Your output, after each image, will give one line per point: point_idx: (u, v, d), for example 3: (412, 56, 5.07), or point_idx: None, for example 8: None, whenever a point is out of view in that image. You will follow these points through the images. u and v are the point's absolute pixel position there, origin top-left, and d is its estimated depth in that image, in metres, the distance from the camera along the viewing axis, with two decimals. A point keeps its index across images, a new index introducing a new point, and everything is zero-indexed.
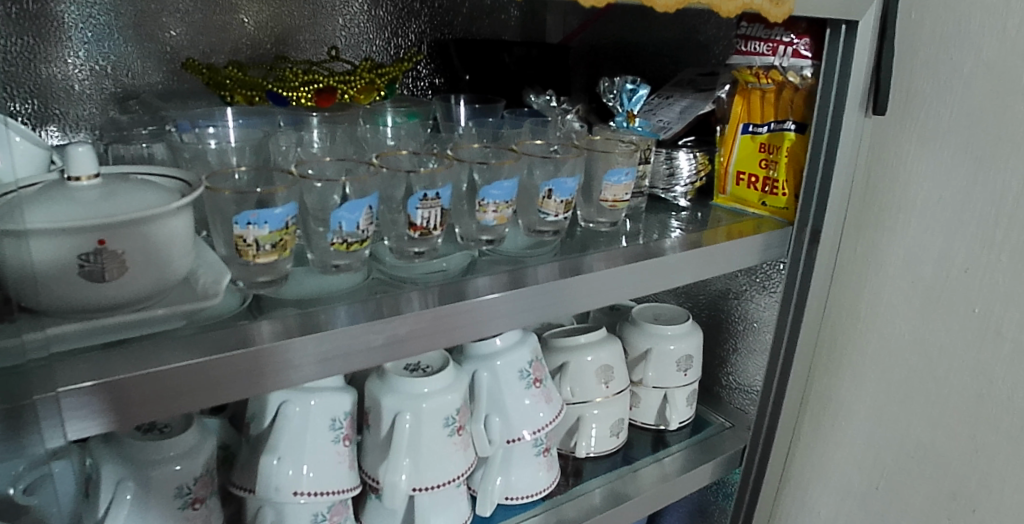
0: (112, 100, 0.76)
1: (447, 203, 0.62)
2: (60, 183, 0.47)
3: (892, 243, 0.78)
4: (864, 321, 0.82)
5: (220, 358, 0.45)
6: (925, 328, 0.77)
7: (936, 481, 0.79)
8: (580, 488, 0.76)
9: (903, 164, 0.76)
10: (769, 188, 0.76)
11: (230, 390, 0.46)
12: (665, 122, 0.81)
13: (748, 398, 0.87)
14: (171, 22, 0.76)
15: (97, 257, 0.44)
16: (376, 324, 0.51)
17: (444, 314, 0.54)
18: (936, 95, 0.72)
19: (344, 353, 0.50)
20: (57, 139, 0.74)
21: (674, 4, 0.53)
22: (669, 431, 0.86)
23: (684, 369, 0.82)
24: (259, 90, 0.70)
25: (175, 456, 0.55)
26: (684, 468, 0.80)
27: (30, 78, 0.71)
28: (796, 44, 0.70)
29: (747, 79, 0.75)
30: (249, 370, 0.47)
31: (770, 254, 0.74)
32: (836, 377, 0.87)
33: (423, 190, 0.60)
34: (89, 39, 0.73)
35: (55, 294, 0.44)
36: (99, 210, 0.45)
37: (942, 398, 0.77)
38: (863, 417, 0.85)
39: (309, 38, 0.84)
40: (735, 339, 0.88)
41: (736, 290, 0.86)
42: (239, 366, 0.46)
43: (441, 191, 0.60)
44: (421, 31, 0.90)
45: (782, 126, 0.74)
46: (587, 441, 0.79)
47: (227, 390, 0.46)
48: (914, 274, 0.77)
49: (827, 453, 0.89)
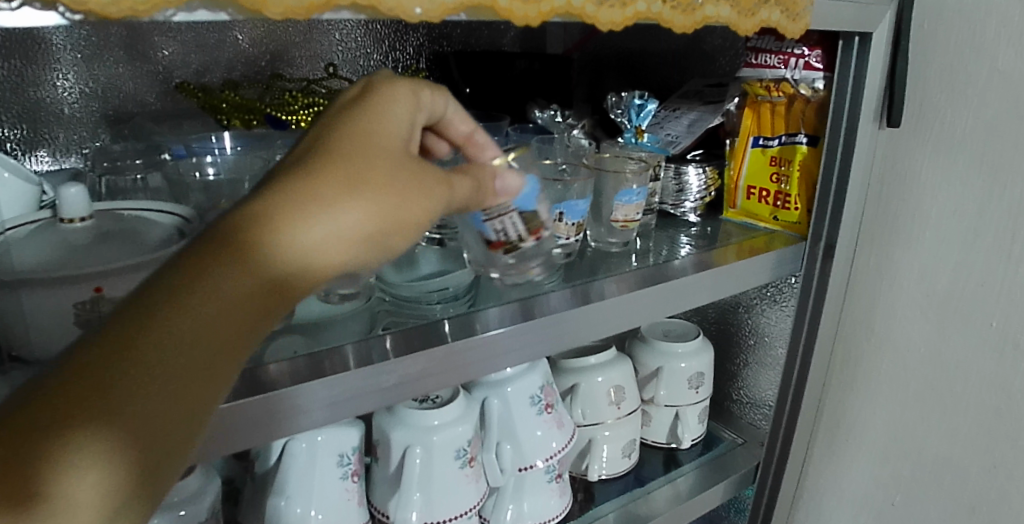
0: (103, 123, 0.73)
1: (523, 203, 0.52)
2: (52, 225, 0.45)
3: (907, 254, 0.77)
4: (878, 334, 0.81)
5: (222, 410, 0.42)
6: (942, 340, 0.76)
7: (954, 495, 0.78)
8: (593, 513, 0.74)
9: (915, 175, 0.74)
10: (780, 202, 0.75)
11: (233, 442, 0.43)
12: (673, 136, 0.79)
13: (760, 413, 0.86)
14: (164, 41, 0.74)
15: (95, 306, 0.42)
16: (388, 364, 0.48)
17: (457, 350, 0.51)
18: (951, 105, 0.70)
19: (354, 398, 0.47)
20: (47, 164, 0.71)
21: (691, 24, 0.51)
22: (681, 449, 0.85)
23: (696, 386, 0.81)
24: (257, 113, 0.68)
25: (179, 502, 0.53)
26: (697, 488, 0.78)
27: (18, 102, 0.68)
28: (808, 56, 0.69)
29: (757, 92, 0.73)
30: (254, 423, 0.43)
31: (783, 270, 0.73)
32: (850, 390, 0.86)
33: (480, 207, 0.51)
34: (78, 61, 0.70)
35: (48, 346, 0.42)
36: (95, 255, 0.43)
37: (960, 412, 0.75)
38: (877, 428, 0.84)
39: (304, 54, 0.81)
40: (746, 353, 0.86)
41: (746, 304, 0.84)
42: (242, 418, 0.42)
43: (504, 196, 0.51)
44: (419, 44, 0.88)
45: (794, 139, 0.73)
46: (600, 463, 0.78)
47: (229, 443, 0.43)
48: (930, 286, 0.75)
49: (842, 465, 0.88)
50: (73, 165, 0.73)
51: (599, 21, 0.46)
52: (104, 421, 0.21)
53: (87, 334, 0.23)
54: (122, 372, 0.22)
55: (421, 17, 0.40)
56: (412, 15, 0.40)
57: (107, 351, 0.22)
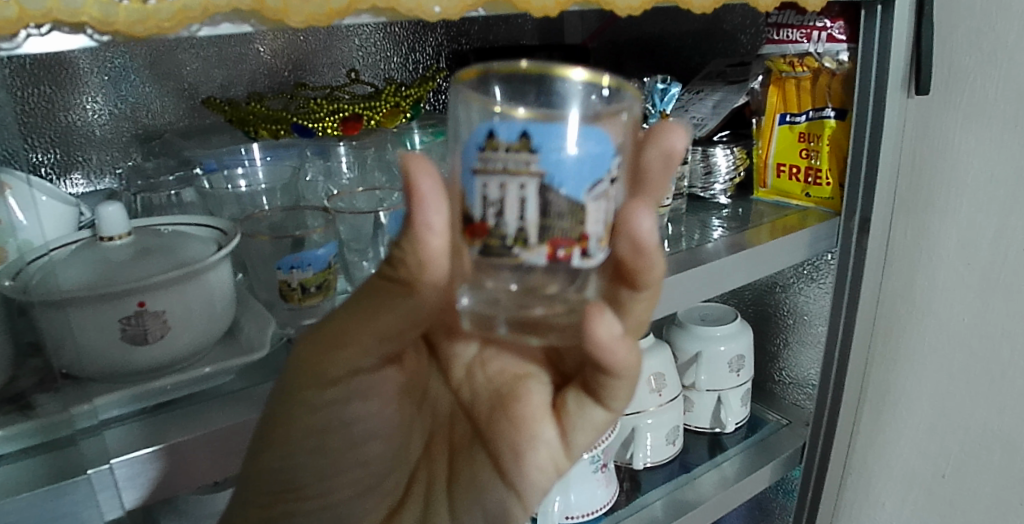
0: (134, 142, 0.75)
1: (545, 159, 0.29)
2: (94, 243, 0.46)
3: (944, 224, 0.75)
4: (918, 307, 0.80)
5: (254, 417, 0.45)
6: (985, 311, 0.74)
7: (1006, 464, 0.77)
8: (639, 501, 0.76)
9: (947, 144, 0.73)
10: (812, 178, 0.74)
11: None
12: (699, 119, 0.80)
13: (804, 393, 0.86)
14: (188, 58, 0.75)
15: (138, 320, 0.43)
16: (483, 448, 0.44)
17: (501, 412, 0.43)
18: (981, 69, 0.69)
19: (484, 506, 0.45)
20: (82, 187, 0.73)
21: (712, 4, 0.51)
22: (725, 433, 0.86)
23: (736, 369, 0.81)
24: (284, 122, 0.66)
25: None
26: (742, 472, 0.78)
27: (50, 128, 0.70)
28: (831, 28, 0.68)
29: (781, 69, 0.73)
30: None
31: (818, 248, 0.72)
32: (893, 367, 0.84)
33: (541, 142, 0.28)
34: (106, 83, 0.71)
35: (95, 362, 0.44)
36: (135, 269, 0.44)
37: (1009, 380, 0.74)
38: (923, 405, 0.83)
39: (326, 61, 0.83)
40: (785, 333, 0.85)
41: (783, 284, 0.83)
42: None
43: (543, 141, 0.28)
44: (438, 44, 0.89)
45: (821, 114, 0.72)
46: (643, 451, 0.79)
47: None
48: (972, 257, 0.74)
49: (890, 445, 0.87)
50: (107, 185, 0.74)
51: (618, 7, 0.46)
52: (265, 492, 0.40)
53: (330, 448, 0.41)
54: (268, 488, 0.40)
55: (440, 15, 0.40)
56: (431, 13, 0.40)
57: (268, 492, 0.40)
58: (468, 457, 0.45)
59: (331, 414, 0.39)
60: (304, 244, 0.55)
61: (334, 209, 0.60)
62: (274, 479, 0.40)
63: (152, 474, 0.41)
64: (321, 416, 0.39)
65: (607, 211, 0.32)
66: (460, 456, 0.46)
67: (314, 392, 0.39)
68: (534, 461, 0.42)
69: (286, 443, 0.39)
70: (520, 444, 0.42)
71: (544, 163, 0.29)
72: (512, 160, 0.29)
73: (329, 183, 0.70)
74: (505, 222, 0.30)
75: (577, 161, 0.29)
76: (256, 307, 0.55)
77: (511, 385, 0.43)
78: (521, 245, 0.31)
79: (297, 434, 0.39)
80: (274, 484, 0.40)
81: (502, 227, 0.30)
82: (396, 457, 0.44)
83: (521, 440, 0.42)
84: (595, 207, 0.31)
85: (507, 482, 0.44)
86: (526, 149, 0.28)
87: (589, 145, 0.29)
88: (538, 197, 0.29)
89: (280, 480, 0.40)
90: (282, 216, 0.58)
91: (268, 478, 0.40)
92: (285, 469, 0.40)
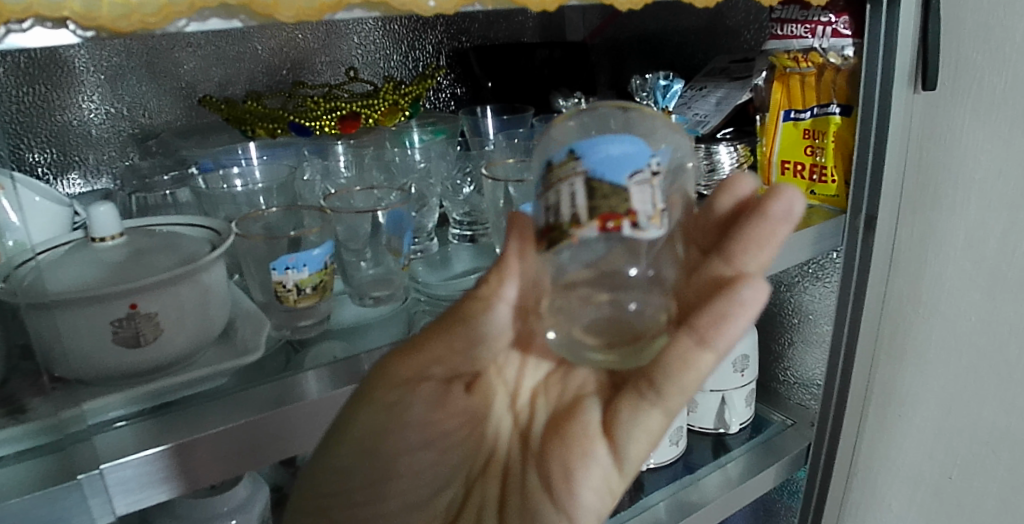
0: (131, 141, 0.74)
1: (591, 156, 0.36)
2: (85, 244, 0.45)
3: (951, 222, 0.74)
4: (925, 306, 0.79)
5: (250, 421, 0.44)
6: (994, 309, 0.73)
7: (1015, 465, 0.76)
8: (643, 503, 0.75)
9: (955, 141, 0.72)
10: (817, 175, 0.73)
11: (272, 450, 0.45)
12: (701, 115, 0.78)
13: (809, 393, 0.84)
14: (185, 57, 0.74)
15: (130, 322, 0.42)
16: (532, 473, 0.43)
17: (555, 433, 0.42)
18: (989, 64, 0.67)
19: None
20: (78, 187, 0.72)
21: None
22: (729, 434, 0.85)
23: (740, 369, 0.80)
24: (280, 121, 0.66)
25: (229, 511, 0.57)
26: (747, 474, 0.77)
27: (46, 127, 0.69)
28: (836, 23, 0.67)
29: (785, 64, 0.72)
30: (263, 440, 0.44)
31: (823, 246, 0.71)
32: (900, 366, 0.83)
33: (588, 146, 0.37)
34: (101, 82, 0.71)
35: (87, 365, 0.43)
36: (128, 271, 0.43)
37: (1017, 380, 0.73)
38: (930, 405, 0.82)
39: (325, 60, 0.82)
40: (790, 332, 0.84)
41: (788, 283, 0.82)
42: (263, 432, 0.44)
43: (589, 148, 0.37)
44: (438, 41, 0.88)
45: (827, 110, 0.71)
46: None
47: (277, 448, 0.45)
48: (979, 254, 0.73)
49: (896, 445, 0.86)
50: (105, 185, 0.74)
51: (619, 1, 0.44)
52: (318, 498, 0.43)
53: (381, 457, 0.43)
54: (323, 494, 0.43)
55: (435, 9, 0.39)
56: (427, 8, 0.39)
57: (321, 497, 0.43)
58: (520, 482, 0.44)
59: (388, 418, 0.43)
60: (300, 244, 0.54)
61: (331, 208, 0.59)
62: (329, 482, 0.43)
63: (145, 480, 0.40)
64: (381, 420, 0.43)
65: (652, 199, 0.37)
66: (512, 485, 0.44)
67: (382, 393, 0.43)
68: (587, 485, 0.41)
69: (343, 445, 0.42)
70: (572, 463, 0.41)
71: (590, 159, 0.36)
72: (564, 170, 0.37)
73: (326, 183, 0.68)
74: (562, 213, 0.37)
75: (615, 158, 0.36)
76: (252, 309, 0.55)
77: (569, 407, 0.43)
78: (575, 228, 0.36)
79: (355, 438, 0.42)
80: (330, 488, 0.43)
81: (560, 219, 0.37)
82: (447, 479, 0.45)
83: (575, 461, 0.41)
84: (640, 192, 0.36)
85: (559, 509, 0.41)
86: (574, 158, 0.37)
87: (630, 149, 0.37)
88: (586, 187, 0.36)
89: (333, 486, 0.43)
90: (277, 216, 0.58)
91: (326, 481, 0.43)
92: (342, 472, 0.43)
